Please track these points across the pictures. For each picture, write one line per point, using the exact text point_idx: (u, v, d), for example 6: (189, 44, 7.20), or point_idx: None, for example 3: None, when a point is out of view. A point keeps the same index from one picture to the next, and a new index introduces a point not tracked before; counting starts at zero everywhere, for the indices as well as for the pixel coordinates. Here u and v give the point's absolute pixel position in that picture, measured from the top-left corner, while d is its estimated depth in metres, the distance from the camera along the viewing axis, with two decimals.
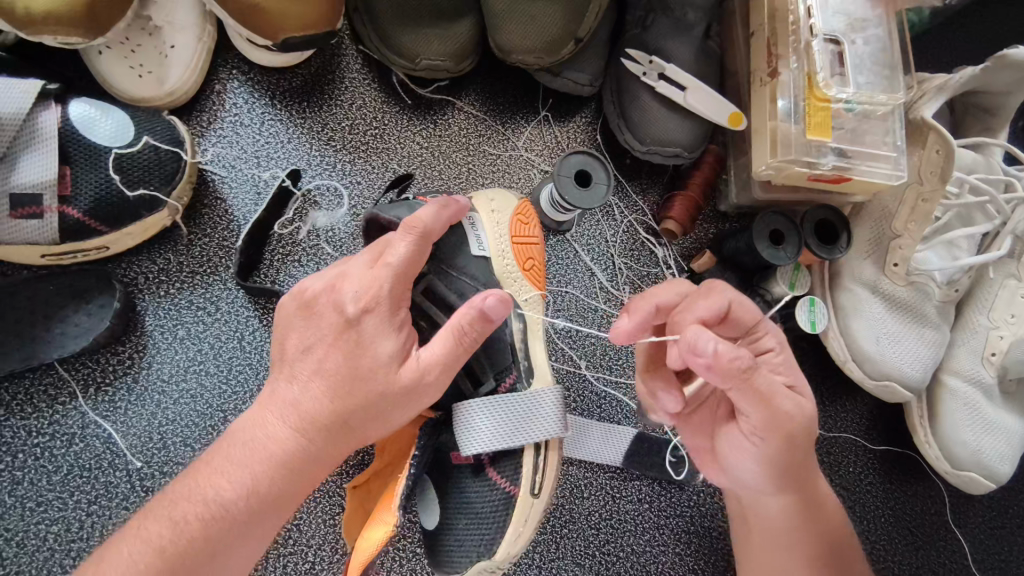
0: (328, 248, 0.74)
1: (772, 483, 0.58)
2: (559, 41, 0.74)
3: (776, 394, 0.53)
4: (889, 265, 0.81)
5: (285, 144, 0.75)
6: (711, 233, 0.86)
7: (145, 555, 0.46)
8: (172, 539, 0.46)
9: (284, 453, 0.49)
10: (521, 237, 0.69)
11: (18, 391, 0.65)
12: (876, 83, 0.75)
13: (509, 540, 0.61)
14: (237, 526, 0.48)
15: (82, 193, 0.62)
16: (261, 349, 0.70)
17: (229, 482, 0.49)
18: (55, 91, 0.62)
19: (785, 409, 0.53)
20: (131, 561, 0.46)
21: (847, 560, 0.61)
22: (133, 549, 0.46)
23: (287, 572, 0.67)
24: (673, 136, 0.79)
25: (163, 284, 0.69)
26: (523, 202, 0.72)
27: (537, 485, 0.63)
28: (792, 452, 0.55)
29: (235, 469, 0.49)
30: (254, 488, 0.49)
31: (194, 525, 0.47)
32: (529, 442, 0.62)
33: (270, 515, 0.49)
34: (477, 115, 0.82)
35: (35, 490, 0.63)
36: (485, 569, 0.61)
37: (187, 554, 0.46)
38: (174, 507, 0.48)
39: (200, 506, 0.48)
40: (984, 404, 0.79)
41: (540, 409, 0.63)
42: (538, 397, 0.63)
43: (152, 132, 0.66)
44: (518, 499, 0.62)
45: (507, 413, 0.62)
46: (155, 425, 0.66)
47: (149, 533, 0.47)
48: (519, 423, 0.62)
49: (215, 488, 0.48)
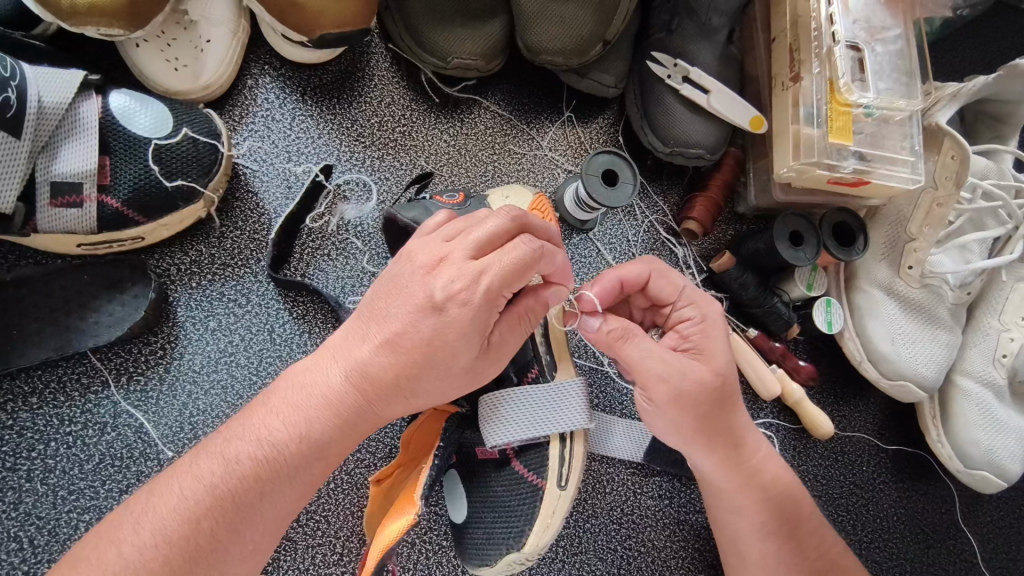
0: (357, 243, 0.75)
1: (688, 435, 0.60)
2: (588, 43, 0.76)
3: (651, 359, 0.58)
4: (904, 267, 0.83)
5: (315, 140, 0.76)
6: (729, 234, 0.88)
7: (195, 492, 0.46)
8: (225, 475, 0.47)
9: (330, 409, 0.50)
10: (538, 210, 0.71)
11: (51, 379, 0.65)
12: (896, 89, 0.77)
13: (537, 533, 0.61)
14: (281, 466, 0.48)
15: (122, 182, 0.63)
16: (292, 341, 0.70)
17: (278, 425, 0.49)
18: (96, 82, 0.63)
19: (652, 370, 0.58)
20: (179, 497, 0.46)
21: (796, 515, 0.64)
22: (185, 482, 0.47)
23: (316, 563, 0.67)
24: (696, 137, 0.80)
25: (195, 276, 0.70)
26: (540, 197, 0.72)
27: (564, 477, 0.62)
28: (694, 407, 0.58)
29: (278, 409, 0.50)
30: (300, 430, 0.49)
31: (244, 471, 0.48)
32: (553, 431, 0.63)
33: (316, 462, 0.50)
34: (503, 114, 0.83)
35: (68, 479, 0.63)
36: (515, 560, 0.61)
37: (238, 493, 0.47)
38: (223, 447, 0.48)
39: (251, 444, 0.48)
40: (996, 405, 0.81)
41: (566, 401, 0.64)
42: (565, 389, 0.65)
43: (190, 125, 0.66)
44: (546, 490, 0.62)
45: (533, 403, 0.63)
46: (186, 415, 0.67)
47: (200, 471, 0.47)
48: (548, 412, 0.63)
49: (257, 424, 0.50)
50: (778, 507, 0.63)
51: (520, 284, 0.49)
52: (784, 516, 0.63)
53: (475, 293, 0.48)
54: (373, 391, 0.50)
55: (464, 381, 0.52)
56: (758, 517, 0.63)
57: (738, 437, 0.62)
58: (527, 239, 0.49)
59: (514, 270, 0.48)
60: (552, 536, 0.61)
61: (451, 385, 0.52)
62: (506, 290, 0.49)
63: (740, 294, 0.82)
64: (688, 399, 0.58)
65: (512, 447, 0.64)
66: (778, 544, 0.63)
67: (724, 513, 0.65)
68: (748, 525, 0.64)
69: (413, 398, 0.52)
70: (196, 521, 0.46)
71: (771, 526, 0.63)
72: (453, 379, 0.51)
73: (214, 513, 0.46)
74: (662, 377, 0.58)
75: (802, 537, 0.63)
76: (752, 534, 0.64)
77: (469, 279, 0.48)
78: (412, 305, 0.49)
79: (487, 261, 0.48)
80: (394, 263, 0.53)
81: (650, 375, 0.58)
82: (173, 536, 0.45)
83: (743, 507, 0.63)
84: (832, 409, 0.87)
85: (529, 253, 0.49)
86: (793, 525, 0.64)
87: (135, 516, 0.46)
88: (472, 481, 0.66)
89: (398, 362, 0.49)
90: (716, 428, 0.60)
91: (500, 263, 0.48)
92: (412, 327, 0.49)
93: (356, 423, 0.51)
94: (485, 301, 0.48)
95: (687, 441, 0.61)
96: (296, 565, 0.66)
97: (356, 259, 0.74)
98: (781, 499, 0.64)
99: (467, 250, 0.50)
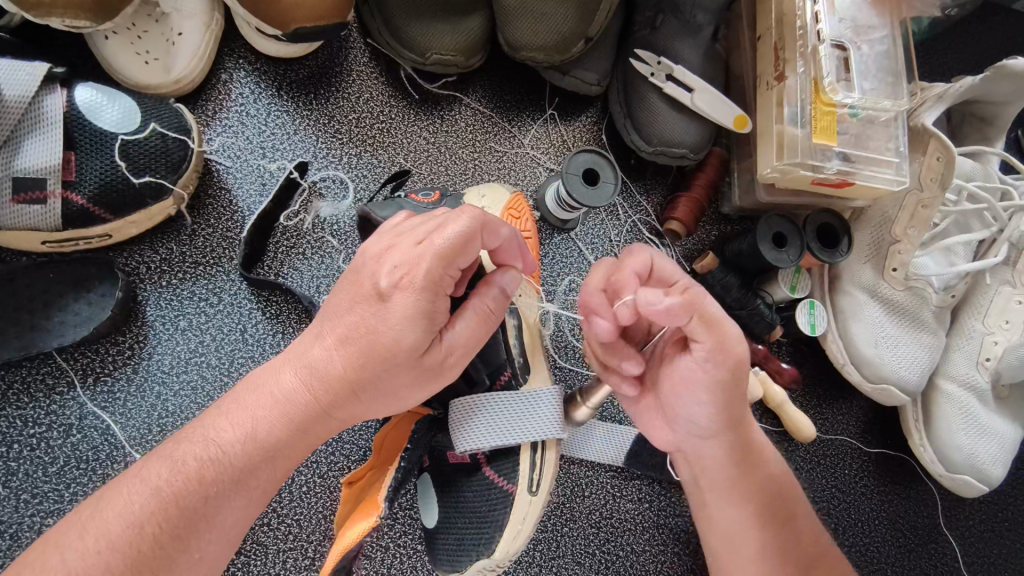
0: (333, 241, 0.74)
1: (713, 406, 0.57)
2: (569, 40, 0.74)
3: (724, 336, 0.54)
4: (888, 269, 0.81)
5: (291, 136, 0.75)
6: (713, 235, 0.87)
7: (143, 494, 0.45)
8: (176, 485, 0.46)
9: (293, 414, 0.49)
10: (512, 208, 0.70)
11: (14, 379, 0.63)
12: (880, 89, 0.76)
13: (507, 539, 0.60)
14: (231, 477, 0.47)
15: (87, 179, 0.61)
16: (264, 341, 0.69)
17: (230, 428, 0.48)
18: (61, 74, 0.61)
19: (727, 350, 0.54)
20: (126, 504, 0.45)
21: (789, 504, 0.62)
22: (142, 491, 0.45)
23: (287, 567, 0.66)
24: (679, 136, 0.79)
25: (165, 274, 0.68)
26: (516, 196, 0.72)
27: (535, 482, 0.62)
28: (735, 383, 0.55)
29: (239, 414, 0.49)
30: (249, 436, 0.48)
31: (202, 483, 0.46)
32: (525, 438, 0.62)
33: (265, 468, 0.49)
34: (484, 111, 0.81)
35: (31, 482, 0.61)
36: (485, 566, 0.60)
37: (194, 502, 0.46)
38: (173, 451, 0.47)
39: (199, 450, 0.47)
40: (979, 409, 0.80)
41: (538, 408, 0.63)
42: (538, 396, 0.64)
43: (159, 120, 0.65)
44: (516, 497, 0.61)
45: (510, 414, 0.62)
46: (155, 417, 0.65)
47: (144, 478, 0.46)
48: (526, 420, 0.62)
49: (217, 430, 0.48)
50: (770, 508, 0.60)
51: (466, 253, 0.49)
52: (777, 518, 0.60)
53: (427, 283, 0.47)
54: (338, 394, 0.49)
55: (418, 379, 0.50)
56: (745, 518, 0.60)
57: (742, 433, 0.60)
58: (470, 210, 0.49)
59: (456, 246, 0.48)
60: (523, 540, 0.61)
61: (407, 387, 0.50)
62: (449, 270, 0.48)
63: (723, 296, 0.81)
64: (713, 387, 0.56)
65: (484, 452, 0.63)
66: (777, 540, 0.60)
67: (722, 511, 0.61)
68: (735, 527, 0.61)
69: (376, 404, 0.50)
70: (144, 530, 0.44)
71: (765, 526, 0.60)
72: (407, 377, 0.49)
73: (166, 525, 0.45)
74: (730, 359, 0.54)
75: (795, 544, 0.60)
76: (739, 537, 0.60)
77: (419, 267, 0.47)
78: (364, 297, 0.48)
79: (433, 238, 0.48)
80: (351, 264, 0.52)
81: (725, 352, 0.54)
82: (117, 543, 0.44)
83: (746, 501, 0.60)
84: (815, 412, 0.86)
85: (473, 226, 0.48)
86: (789, 515, 0.61)
87: (88, 522, 0.45)
88: (446, 485, 0.65)
89: (366, 370, 0.48)
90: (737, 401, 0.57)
91: (443, 238, 0.47)
92: (371, 326, 0.48)
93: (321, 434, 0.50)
94: (432, 287, 0.47)
95: (700, 411, 0.57)
96: (265, 570, 0.65)
97: (332, 258, 0.73)
98: (778, 488, 0.62)
99: (417, 236, 0.49)
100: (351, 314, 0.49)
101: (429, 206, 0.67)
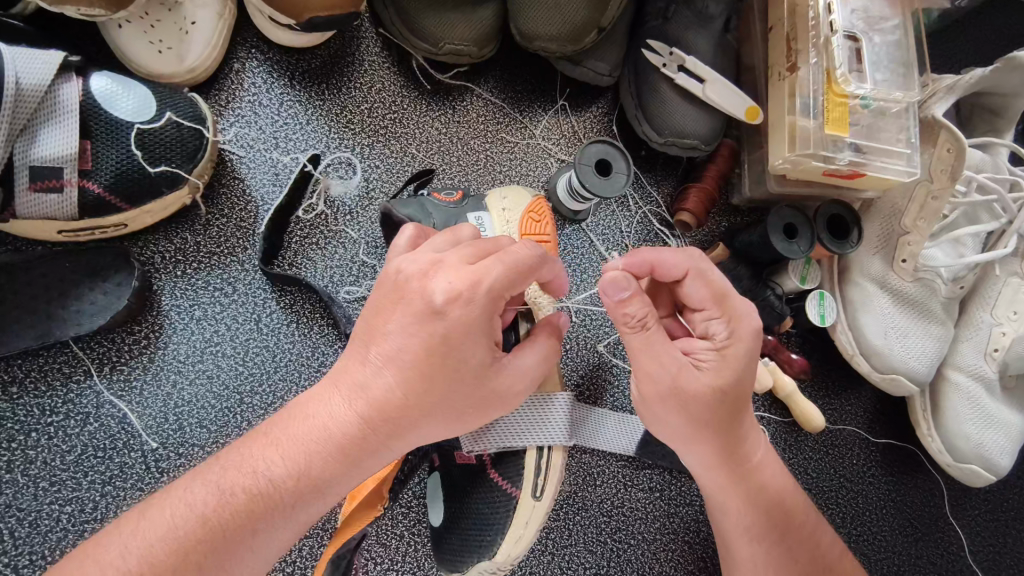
0: (348, 232, 0.74)
1: (686, 429, 0.58)
2: (582, 29, 0.74)
3: (666, 356, 0.56)
4: (897, 261, 0.82)
5: (304, 126, 0.75)
6: (723, 226, 0.87)
7: (186, 520, 0.45)
8: (217, 509, 0.46)
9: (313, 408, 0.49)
10: (536, 211, 0.69)
11: (31, 368, 0.64)
12: (892, 80, 0.76)
13: (509, 542, 0.60)
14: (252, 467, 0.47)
15: (103, 168, 0.61)
16: (279, 332, 0.69)
17: (279, 457, 0.48)
18: (76, 63, 0.60)
19: (675, 372, 0.55)
20: (172, 524, 0.45)
21: (788, 518, 0.63)
22: (176, 512, 0.45)
23: (303, 555, 0.66)
24: (691, 128, 0.79)
25: (180, 264, 0.69)
26: (540, 201, 0.70)
27: (539, 488, 0.62)
28: (703, 410, 0.56)
29: None
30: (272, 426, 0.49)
31: (241, 497, 0.46)
32: (528, 444, 0.62)
33: (317, 502, 0.49)
34: (496, 102, 0.81)
35: (49, 470, 0.62)
36: (485, 570, 0.60)
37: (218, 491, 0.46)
38: (221, 474, 0.47)
39: (249, 478, 0.47)
40: (986, 399, 0.81)
41: (547, 417, 0.64)
42: (550, 406, 0.64)
43: (174, 109, 0.65)
44: (520, 501, 0.61)
45: (521, 416, 0.63)
46: (172, 406, 0.66)
47: (193, 498, 0.46)
48: (532, 426, 0.63)
49: (268, 463, 0.48)
50: (766, 510, 0.62)
51: (518, 287, 0.50)
52: (774, 518, 0.62)
53: (477, 290, 0.48)
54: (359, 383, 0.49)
55: (477, 406, 0.51)
56: (745, 521, 0.62)
57: (738, 448, 0.60)
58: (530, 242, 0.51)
59: (515, 274, 0.49)
60: (524, 548, 0.60)
61: (465, 412, 0.51)
62: (510, 289, 0.49)
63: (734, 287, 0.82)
64: (732, 403, 0.57)
65: (488, 455, 0.64)
66: (764, 550, 0.62)
67: (716, 513, 0.65)
68: (735, 528, 0.63)
69: (420, 424, 0.50)
70: (184, 556, 0.44)
71: (756, 538, 0.62)
72: (468, 401, 0.50)
73: (201, 548, 0.45)
74: (657, 376, 0.56)
75: (795, 540, 0.62)
76: (740, 537, 0.63)
77: (469, 281, 0.48)
78: (415, 309, 0.48)
79: (489, 264, 0.49)
80: (380, 282, 0.52)
81: (651, 367, 0.56)
82: (161, 565, 0.44)
83: (733, 514, 0.62)
84: (824, 402, 0.86)
85: (533, 259, 0.51)
86: (783, 527, 0.62)
87: (124, 541, 0.45)
88: (461, 473, 0.65)
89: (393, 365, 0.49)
90: (717, 426, 0.57)
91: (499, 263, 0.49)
92: (420, 337, 0.48)
93: (348, 441, 0.49)
94: (488, 299, 0.48)
95: (675, 434, 0.60)
96: (282, 558, 0.65)
97: (347, 249, 0.73)
98: (779, 496, 0.63)
99: (464, 259, 0.50)
100: (398, 327, 0.49)
101: (452, 208, 0.69)
